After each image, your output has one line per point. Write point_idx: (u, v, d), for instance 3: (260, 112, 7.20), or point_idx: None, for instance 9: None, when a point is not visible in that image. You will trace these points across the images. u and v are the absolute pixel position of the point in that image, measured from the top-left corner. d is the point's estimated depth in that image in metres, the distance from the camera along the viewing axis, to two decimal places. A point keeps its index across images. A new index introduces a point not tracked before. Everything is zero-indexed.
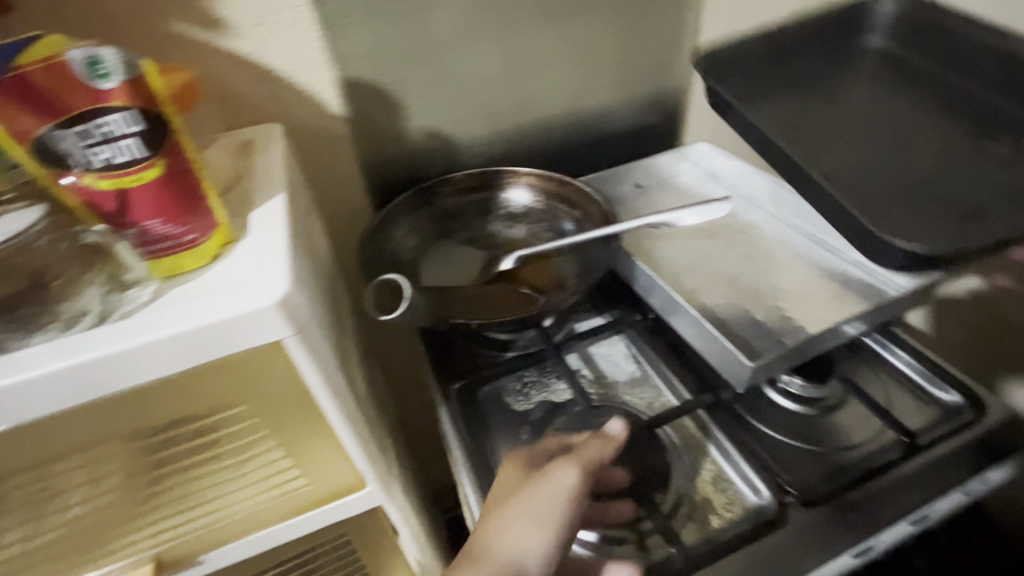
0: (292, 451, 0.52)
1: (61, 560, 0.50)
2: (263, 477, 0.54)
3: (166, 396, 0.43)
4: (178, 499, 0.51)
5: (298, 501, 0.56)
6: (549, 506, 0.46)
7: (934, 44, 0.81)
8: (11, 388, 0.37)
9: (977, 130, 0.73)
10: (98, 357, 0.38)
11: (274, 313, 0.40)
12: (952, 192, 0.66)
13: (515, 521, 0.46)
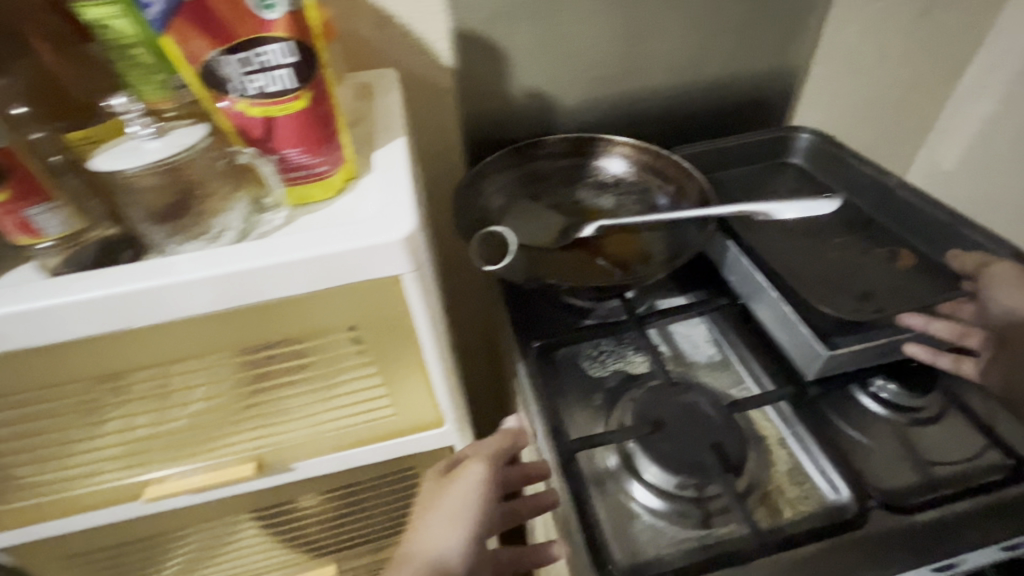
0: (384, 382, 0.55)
1: (179, 448, 0.56)
2: (353, 404, 0.57)
3: (289, 315, 0.47)
4: (279, 409, 0.56)
5: (381, 429, 0.60)
6: (457, 499, 0.55)
7: (834, 169, 0.83)
8: (168, 292, 0.41)
9: (874, 235, 0.74)
10: (242, 269, 0.41)
11: (398, 248, 0.42)
12: (863, 277, 0.68)
13: (432, 522, 0.53)
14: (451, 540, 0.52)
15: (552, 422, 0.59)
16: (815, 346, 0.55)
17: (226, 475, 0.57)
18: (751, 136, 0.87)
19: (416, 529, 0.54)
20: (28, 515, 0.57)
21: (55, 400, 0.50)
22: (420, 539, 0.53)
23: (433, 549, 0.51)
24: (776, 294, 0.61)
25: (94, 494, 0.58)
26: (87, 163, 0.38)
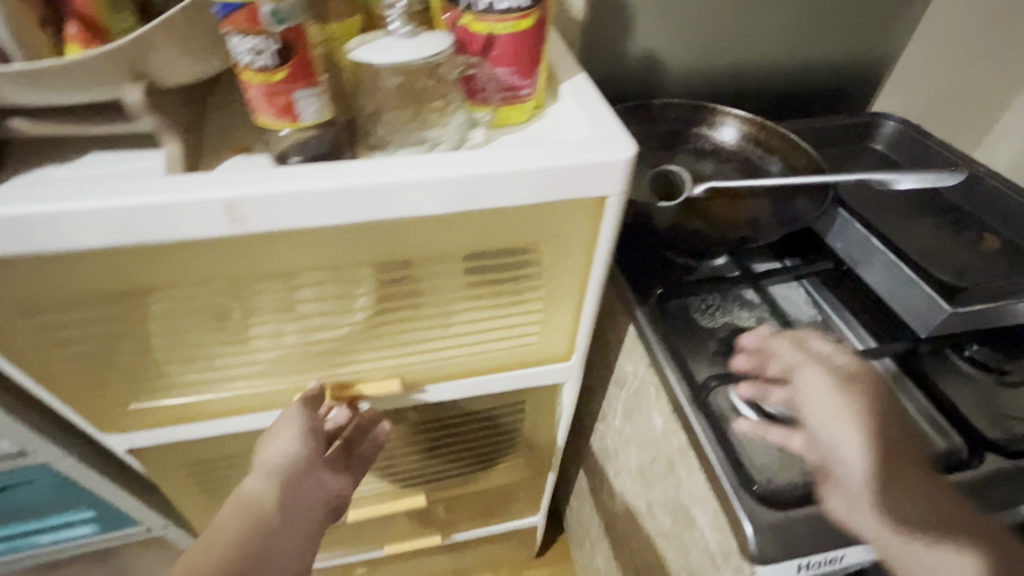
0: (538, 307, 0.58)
1: (321, 358, 0.57)
2: (499, 329, 0.59)
3: (481, 228, 0.48)
4: (422, 329, 0.57)
5: (517, 355, 0.63)
6: (288, 420, 0.55)
7: (917, 157, 0.87)
8: (402, 189, 0.41)
9: (960, 221, 0.78)
10: (471, 176, 0.42)
11: (621, 168, 0.44)
12: (951, 256, 0.73)
13: (277, 435, 0.55)
14: (288, 445, 0.54)
15: (681, 364, 0.63)
16: (939, 302, 0.60)
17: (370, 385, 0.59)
18: (841, 118, 0.90)
19: (267, 436, 0.55)
20: (167, 409, 0.58)
21: (216, 294, 0.49)
22: (266, 446, 0.55)
23: (271, 456, 0.54)
24: (893, 257, 0.65)
25: (232, 395, 0.58)
26: (350, 53, 0.40)
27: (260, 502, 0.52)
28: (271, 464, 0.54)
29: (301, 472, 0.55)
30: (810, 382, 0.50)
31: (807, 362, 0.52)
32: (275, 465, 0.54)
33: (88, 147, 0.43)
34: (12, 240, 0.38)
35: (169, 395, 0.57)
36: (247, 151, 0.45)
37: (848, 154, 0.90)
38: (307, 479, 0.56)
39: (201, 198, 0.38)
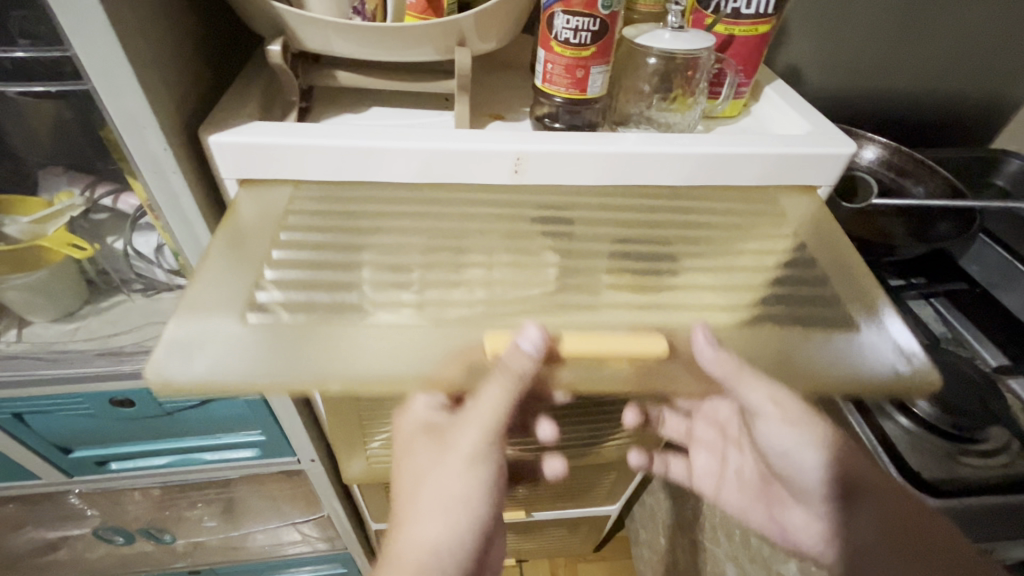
0: (823, 303, 0.46)
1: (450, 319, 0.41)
2: (790, 333, 0.44)
3: (673, 210, 0.51)
4: (581, 309, 0.43)
5: (841, 350, 0.43)
6: (463, 487, 0.49)
7: None
8: (662, 161, 0.47)
9: None
10: (709, 154, 0.47)
11: (842, 162, 0.49)
12: None
13: (427, 514, 0.49)
14: (441, 531, 0.48)
15: None
16: None
17: (639, 349, 0.39)
18: (968, 150, 0.92)
19: (415, 514, 0.50)
20: (287, 342, 0.38)
21: (408, 239, 0.46)
22: (416, 531, 0.49)
23: (428, 544, 0.48)
24: None
25: (399, 356, 0.39)
26: (637, 39, 0.45)
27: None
28: (429, 550, 0.47)
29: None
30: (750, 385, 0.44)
31: (740, 371, 0.42)
32: (431, 555, 0.47)
33: (373, 104, 0.51)
34: (340, 172, 0.45)
35: (303, 326, 0.39)
36: (502, 118, 0.52)
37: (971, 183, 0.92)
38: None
39: (500, 150, 0.45)
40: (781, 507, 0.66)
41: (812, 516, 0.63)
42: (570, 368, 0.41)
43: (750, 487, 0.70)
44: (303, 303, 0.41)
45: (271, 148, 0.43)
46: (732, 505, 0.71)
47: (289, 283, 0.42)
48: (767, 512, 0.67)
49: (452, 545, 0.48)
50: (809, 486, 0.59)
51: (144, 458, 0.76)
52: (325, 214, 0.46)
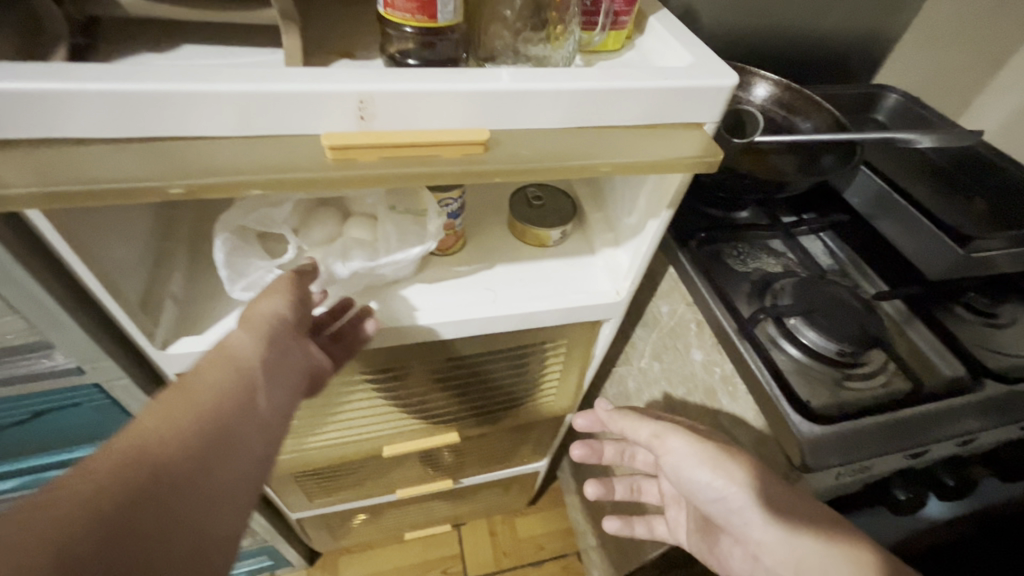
0: (674, 148, 0.46)
1: (266, 179, 0.36)
2: (629, 145, 0.45)
3: (559, 136, 0.44)
4: (420, 159, 0.40)
5: (661, 143, 0.46)
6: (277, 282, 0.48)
7: (917, 124, 0.92)
8: (533, 99, 0.41)
9: (962, 176, 0.81)
10: (585, 87, 0.42)
11: (725, 95, 0.46)
12: (961, 204, 0.76)
13: (260, 295, 0.47)
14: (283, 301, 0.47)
15: (724, 299, 0.67)
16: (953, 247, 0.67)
17: (457, 136, 0.40)
18: (851, 87, 0.95)
19: (252, 300, 0.48)
20: (72, 162, 0.35)
21: (229, 162, 0.37)
22: (251, 306, 0.47)
23: (268, 312, 0.46)
24: (910, 209, 0.73)
25: (232, 165, 0.37)
26: None
27: (253, 355, 0.43)
28: (267, 319, 0.46)
29: (293, 339, 0.47)
30: (638, 428, 0.63)
31: (627, 417, 0.64)
32: (279, 321, 0.46)
33: (184, 43, 0.41)
34: (133, 125, 0.35)
35: (93, 143, 0.36)
36: (350, 57, 0.44)
37: (855, 119, 0.95)
38: (297, 348, 0.47)
39: (338, 90, 0.37)
40: (715, 541, 0.67)
41: (741, 547, 0.60)
42: (406, 161, 0.39)
43: (693, 532, 0.72)
44: (101, 141, 0.36)
45: (24, 95, 0.33)
46: (692, 549, 0.72)
47: (70, 158, 0.35)
48: (710, 551, 0.68)
49: (291, 315, 0.47)
50: (726, 511, 0.58)
51: None
52: (117, 150, 0.36)
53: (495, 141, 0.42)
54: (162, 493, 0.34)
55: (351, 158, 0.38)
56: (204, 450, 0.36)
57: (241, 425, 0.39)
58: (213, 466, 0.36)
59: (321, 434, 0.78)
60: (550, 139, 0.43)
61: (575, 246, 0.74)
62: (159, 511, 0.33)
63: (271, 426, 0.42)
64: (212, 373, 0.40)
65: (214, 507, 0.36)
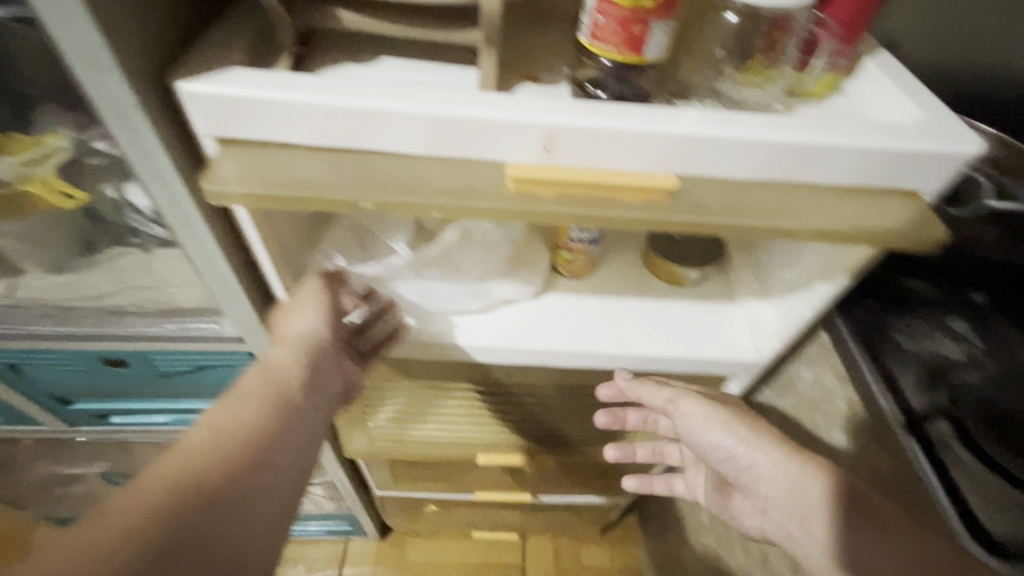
0: (885, 217, 0.40)
1: (450, 202, 0.37)
2: (830, 208, 0.40)
3: (748, 189, 0.40)
4: (599, 199, 0.38)
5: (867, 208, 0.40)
6: (311, 298, 0.52)
7: None
8: (729, 148, 0.38)
9: None
10: (792, 141, 0.37)
11: (962, 163, 0.39)
12: None
13: (296, 310, 0.51)
14: (315, 322, 0.51)
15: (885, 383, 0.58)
16: None
17: (643, 181, 0.37)
18: None
19: (285, 312, 0.52)
20: (282, 165, 0.38)
21: (416, 180, 0.38)
22: (287, 321, 0.51)
23: (296, 331, 0.51)
24: None
25: (418, 181, 0.38)
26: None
27: (279, 376, 0.49)
28: (295, 341, 0.51)
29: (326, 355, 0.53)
30: (655, 393, 0.61)
31: (613, 357, 0.61)
32: (304, 342, 0.51)
33: (383, 54, 0.43)
34: (335, 136, 0.37)
35: (301, 149, 0.39)
36: (536, 80, 0.43)
37: None
38: (321, 364, 0.52)
39: (530, 120, 0.36)
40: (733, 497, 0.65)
41: (754, 506, 0.60)
42: (586, 200, 0.38)
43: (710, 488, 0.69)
44: (308, 147, 0.39)
45: (254, 102, 0.35)
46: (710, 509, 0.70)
47: (279, 160, 0.38)
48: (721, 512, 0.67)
49: (318, 335, 0.51)
50: (737, 470, 0.58)
51: (143, 416, 0.74)
52: (319, 157, 0.38)
53: (680, 189, 0.39)
54: (211, 501, 0.39)
55: (530, 191, 0.38)
56: (239, 472, 0.41)
57: (272, 444, 0.45)
58: (252, 481, 0.42)
59: (422, 429, 0.80)
60: (738, 191, 0.40)
61: (714, 289, 0.68)
62: (205, 521, 0.38)
63: (302, 444, 0.47)
64: (245, 395, 0.46)
65: (258, 517, 0.41)
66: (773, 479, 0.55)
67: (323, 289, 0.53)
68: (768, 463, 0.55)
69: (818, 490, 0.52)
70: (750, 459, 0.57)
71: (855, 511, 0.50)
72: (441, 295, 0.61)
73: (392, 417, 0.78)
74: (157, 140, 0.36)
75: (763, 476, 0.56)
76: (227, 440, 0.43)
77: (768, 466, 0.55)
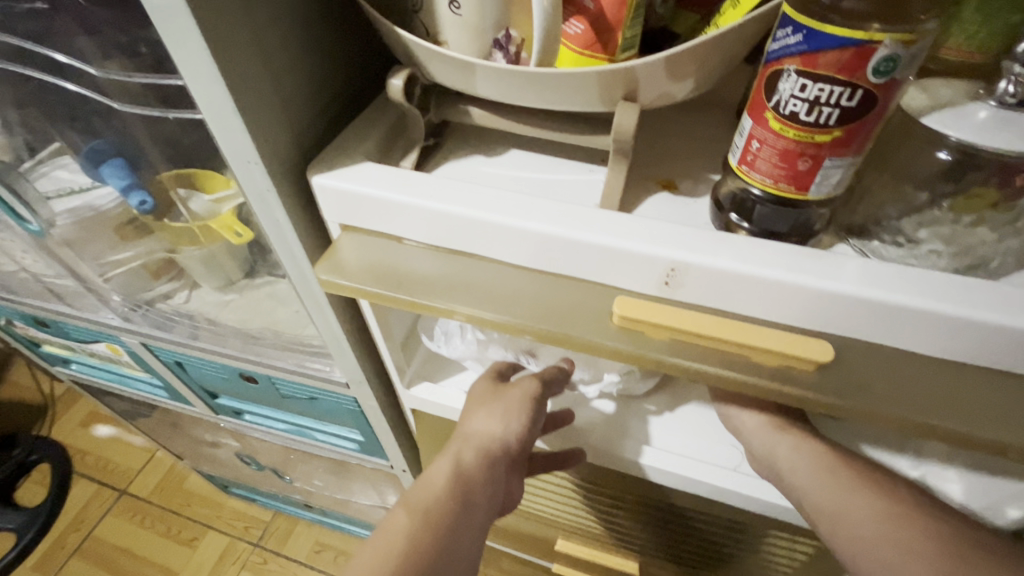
0: None
1: (544, 330, 0.34)
2: None
3: (929, 371, 0.30)
4: (719, 352, 0.32)
5: None
6: (516, 403, 0.45)
7: None
8: (911, 319, 0.29)
9: None
10: (1009, 327, 0.27)
11: None
12: None
13: (488, 412, 0.46)
14: (512, 427, 0.45)
15: None
16: None
17: (780, 343, 0.30)
18: None
19: (479, 407, 0.47)
20: (391, 260, 0.38)
21: (513, 296, 0.35)
22: (481, 420, 0.46)
23: (489, 432, 0.45)
24: None
25: (516, 295, 0.35)
26: (922, 117, 0.27)
27: (470, 486, 0.43)
28: (484, 445, 0.45)
29: (512, 462, 0.46)
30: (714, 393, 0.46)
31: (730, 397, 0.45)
32: (494, 447, 0.45)
33: (512, 147, 0.41)
34: (444, 238, 0.37)
35: (412, 242, 0.39)
36: (672, 188, 0.38)
37: None
38: (507, 479, 0.46)
39: (648, 253, 0.31)
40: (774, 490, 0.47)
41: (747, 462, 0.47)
42: (702, 349, 0.32)
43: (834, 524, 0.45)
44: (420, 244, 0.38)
45: (373, 199, 0.36)
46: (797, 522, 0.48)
47: (389, 253, 0.39)
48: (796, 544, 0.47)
49: (513, 445, 0.45)
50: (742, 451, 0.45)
51: (265, 421, 0.82)
52: (426, 254, 0.38)
53: (834, 360, 0.31)
54: None
55: (635, 329, 0.33)
56: None
57: (456, 557, 0.41)
58: None
59: None
60: (913, 370, 0.31)
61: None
62: None
63: (474, 550, 0.42)
64: (437, 498, 0.42)
65: None
66: (793, 468, 0.41)
67: (530, 392, 0.46)
68: (785, 442, 0.42)
69: (845, 484, 0.38)
70: (768, 447, 0.42)
71: (901, 512, 0.37)
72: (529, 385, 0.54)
73: None
74: (287, 219, 0.39)
75: (779, 470, 0.41)
76: (419, 552, 0.39)
77: (771, 445, 0.42)
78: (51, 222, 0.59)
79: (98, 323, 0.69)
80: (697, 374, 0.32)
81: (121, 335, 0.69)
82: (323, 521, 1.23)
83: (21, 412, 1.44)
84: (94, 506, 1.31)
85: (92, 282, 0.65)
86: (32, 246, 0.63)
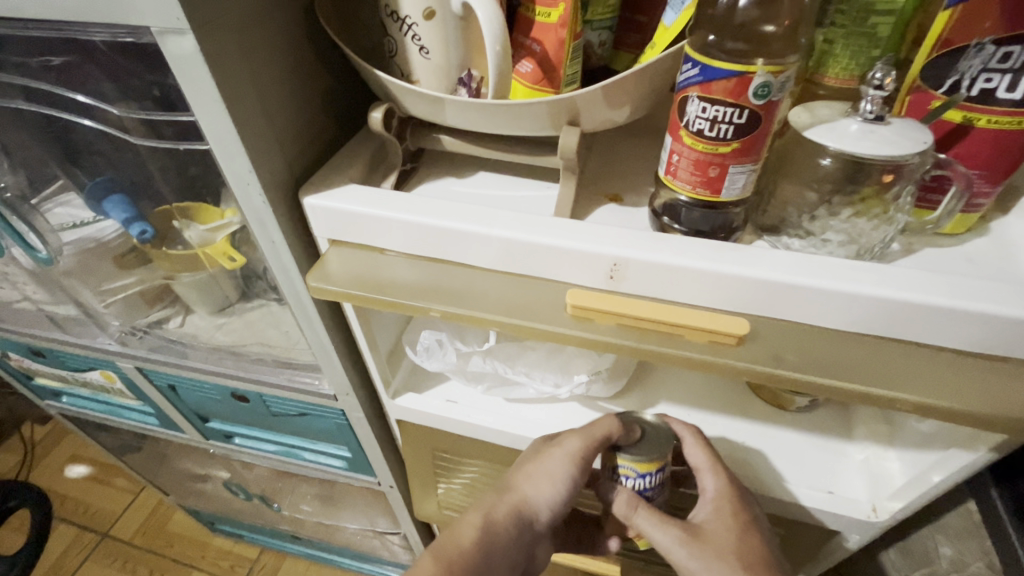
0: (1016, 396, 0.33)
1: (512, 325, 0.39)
2: (935, 374, 0.34)
3: (835, 343, 0.36)
4: (661, 336, 0.37)
5: (987, 382, 0.34)
6: (559, 472, 0.47)
7: None
8: (811, 298, 0.34)
9: None
10: (889, 297, 0.33)
11: None
12: None
13: (532, 474, 0.48)
14: (547, 494, 0.47)
15: None
16: None
17: (709, 322, 0.36)
18: None
19: (525, 468, 0.49)
20: (374, 269, 0.43)
21: (482, 299, 0.40)
22: (524, 481, 0.48)
23: (524, 495, 0.47)
24: None
25: (487, 296, 0.40)
26: (805, 131, 0.34)
27: (493, 541, 0.45)
28: (517, 505, 0.47)
29: (542, 528, 0.48)
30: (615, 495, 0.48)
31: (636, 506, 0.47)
32: (526, 510, 0.47)
33: (481, 170, 0.47)
34: (422, 247, 0.42)
35: (390, 253, 0.44)
36: (618, 200, 0.44)
37: None
38: (533, 543, 0.48)
39: (595, 251, 0.37)
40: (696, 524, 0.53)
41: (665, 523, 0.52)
42: (645, 333, 0.38)
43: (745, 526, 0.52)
44: (399, 253, 0.44)
45: (355, 214, 0.41)
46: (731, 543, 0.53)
47: (370, 265, 0.44)
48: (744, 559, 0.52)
49: (543, 511, 0.48)
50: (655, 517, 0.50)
51: (256, 443, 0.84)
52: (405, 262, 0.43)
53: (753, 334, 0.36)
54: None
55: (587, 318, 0.38)
56: None
57: None
58: None
59: None
60: (823, 342, 0.36)
61: (827, 421, 0.58)
62: None
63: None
64: (458, 549, 0.44)
65: None
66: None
67: (572, 454, 0.47)
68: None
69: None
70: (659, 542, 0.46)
71: None
72: (505, 386, 0.59)
73: (461, 486, 0.75)
74: (281, 236, 0.43)
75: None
76: None
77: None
78: (60, 251, 0.62)
79: (95, 350, 0.72)
80: (643, 353, 0.37)
81: (116, 361, 0.72)
82: (312, 554, 1.22)
83: (2, 458, 1.42)
84: (78, 550, 1.28)
85: (91, 309, 0.69)
86: (34, 276, 0.67)
